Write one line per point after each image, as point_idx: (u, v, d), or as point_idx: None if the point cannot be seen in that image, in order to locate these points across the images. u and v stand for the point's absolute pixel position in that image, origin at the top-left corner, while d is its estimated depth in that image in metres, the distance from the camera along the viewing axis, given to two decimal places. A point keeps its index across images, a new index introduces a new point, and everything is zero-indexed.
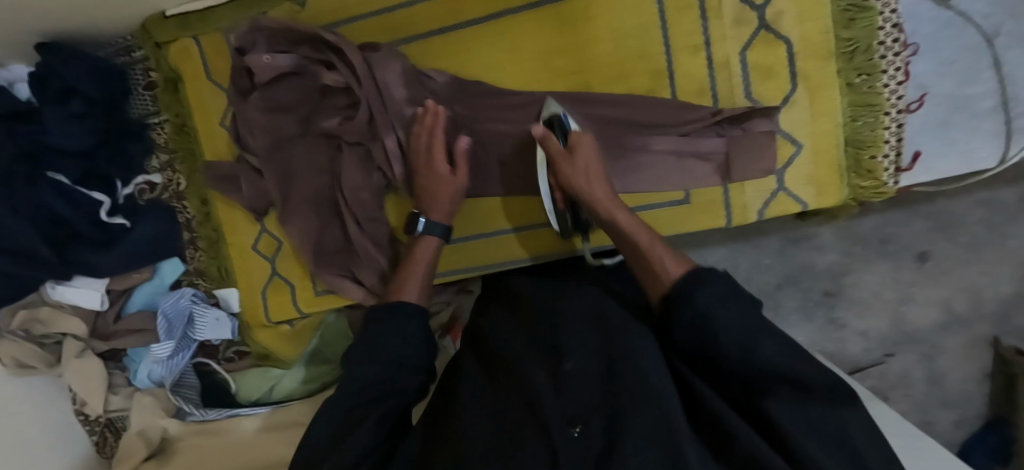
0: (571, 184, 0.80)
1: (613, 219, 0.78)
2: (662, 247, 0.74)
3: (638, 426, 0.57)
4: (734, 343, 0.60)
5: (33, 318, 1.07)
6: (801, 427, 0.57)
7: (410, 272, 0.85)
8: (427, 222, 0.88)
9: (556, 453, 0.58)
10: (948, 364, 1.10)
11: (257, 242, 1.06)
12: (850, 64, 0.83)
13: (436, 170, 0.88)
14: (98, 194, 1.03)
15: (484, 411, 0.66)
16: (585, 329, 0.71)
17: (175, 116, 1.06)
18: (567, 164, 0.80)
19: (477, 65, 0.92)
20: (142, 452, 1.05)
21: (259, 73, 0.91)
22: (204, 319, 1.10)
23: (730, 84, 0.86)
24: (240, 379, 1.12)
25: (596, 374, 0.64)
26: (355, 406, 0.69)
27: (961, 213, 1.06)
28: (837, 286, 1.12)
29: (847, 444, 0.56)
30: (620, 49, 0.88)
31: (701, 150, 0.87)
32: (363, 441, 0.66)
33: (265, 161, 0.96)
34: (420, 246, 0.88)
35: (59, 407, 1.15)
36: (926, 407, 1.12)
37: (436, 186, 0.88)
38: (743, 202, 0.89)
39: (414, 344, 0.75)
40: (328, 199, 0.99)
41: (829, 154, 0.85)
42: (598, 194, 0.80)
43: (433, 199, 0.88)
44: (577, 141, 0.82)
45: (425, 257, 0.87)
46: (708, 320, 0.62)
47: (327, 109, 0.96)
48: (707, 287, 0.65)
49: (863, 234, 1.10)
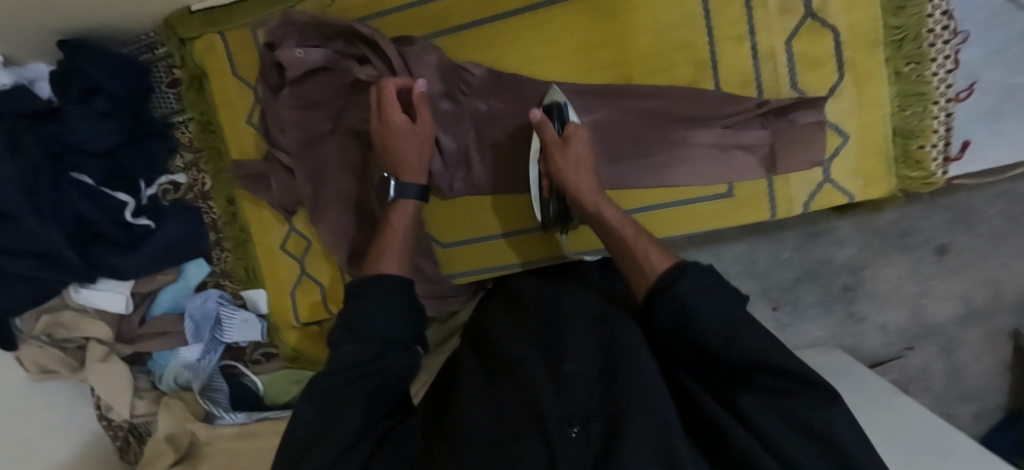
0: (564, 179, 0.81)
1: (599, 211, 0.79)
2: (648, 241, 0.74)
3: (637, 432, 0.55)
4: (717, 334, 0.62)
5: (56, 323, 1.04)
6: (784, 424, 0.58)
7: (388, 240, 0.81)
8: (398, 185, 0.84)
9: (554, 452, 0.55)
10: (968, 357, 1.09)
11: (285, 242, 1.04)
12: (899, 52, 0.82)
13: (392, 122, 0.83)
14: (122, 195, 1.01)
15: (479, 408, 0.64)
16: (585, 329, 0.70)
17: (200, 114, 1.03)
18: (561, 154, 0.81)
19: (514, 58, 0.90)
20: (172, 456, 1.04)
21: (289, 67, 0.90)
22: (232, 320, 1.07)
23: (775, 74, 0.84)
24: (269, 382, 1.10)
25: (594, 377, 0.62)
26: (342, 388, 0.66)
27: (980, 205, 1.05)
28: (856, 280, 1.10)
29: (829, 439, 0.56)
30: (662, 40, 0.86)
31: (745, 142, 0.85)
32: (353, 429, 0.64)
33: (296, 159, 0.94)
34: (394, 211, 0.84)
35: (80, 412, 1.13)
36: (946, 400, 1.11)
37: (399, 144, 0.84)
38: (788, 195, 0.87)
39: (405, 324, 0.73)
40: (357, 198, 0.95)
41: (876, 145, 0.84)
42: (586, 186, 0.81)
43: (400, 159, 0.84)
44: (573, 131, 0.82)
45: (402, 224, 0.83)
46: (690, 311, 0.63)
47: (358, 104, 0.93)
48: (690, 274, 0.65)
49: (882, 227, 1.09)
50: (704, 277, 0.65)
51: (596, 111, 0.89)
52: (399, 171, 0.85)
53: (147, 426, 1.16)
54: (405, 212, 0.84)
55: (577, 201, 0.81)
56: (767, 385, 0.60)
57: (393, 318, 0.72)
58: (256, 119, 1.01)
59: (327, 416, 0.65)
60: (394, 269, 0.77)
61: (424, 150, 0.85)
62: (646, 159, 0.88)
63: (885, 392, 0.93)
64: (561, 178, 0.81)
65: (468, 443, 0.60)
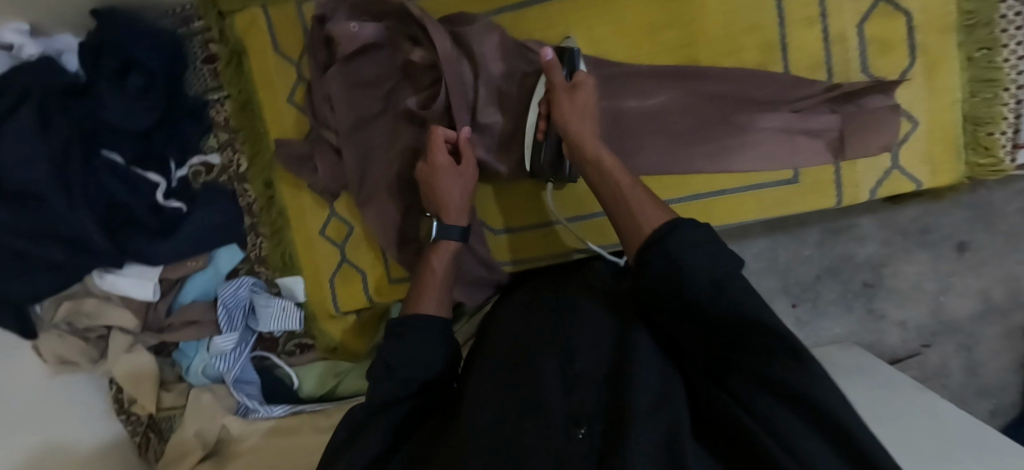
0: (565, 123, 0.76)
1: (599, 154, 0.73)
2: (643, 193, 0.68)
3: (642, 424, 0.53)
4: (721, 308, 0.56)
5: (78, 311, 0.98)
6: (791, 413, 0.52)
7: (425, 282, 0.77)
8: (440, 227, 0.80)
9: (558, 452, 0.53)
10: (986, 354, 1.08)
11: (325, 227, 1.00)
12: (971, 38, 0.81)
13: (436, 163, 0.81)
14: (153, 175, 0.96)
15: (478, 403, 0.61)
16: (598, 324, 0.67)
17: (238, 92, 0.99)
18: (567, 96, 0.76)
19: (577, 37, 0.88)
20: (199, 453, 0.98)
21: (342, 43, 0.86)
22: (268, 308, 1.03)
23: (846, 58, 0.83)
24: (303, 374, 1.07)
25: (603, 381, 0.60)
26: (370, 413, 0.66)
27: (999, 202, 1.03)
28: (877, 277, 1.09)
29: (835, 425, 0.49)
30: (730, 21, 0.84)
31: (813, 127, 0.82)
32: (373, 446, 0.62)
33: (345, 140, 0.90)
34: (435, 252, 0.80)
35: (94, 408, 1.06)
36: (962, 397, 1.09)
37: (443, 187, 0.81)
38: (855, 181, 0.86)
39: (437, 362, 0.69)
40: (405, 182, 0.90)
41: (946, 132, 0.83)
42: (580, 129, 0.75)
43: (446, 201, 0.81)
44: (581, 79, 0.78)
45: (441, 267, 0.79)
46: (682, 271, 0.58)
47: (411, 84, 0.89)
48: (683, 231, 0.60)
49: (903, 223, 1.08)
50: (695, 236, 0.59)
51: (659, 93, 0.85)
52: (441, 211, 0.81)
53: (169, 422, 1.10)
54: (444, 253, 0.80)
55: (575, 146, 0.75)
56: (768, 365, 0.53)
57: (425, 352, 0.68)
58: (297, 97, 0.97)
59: (349, 438, 0.64)
60: (434, 308, 0.73)
61: (467, 193, 0.83)
62: (713, 144, 0.84)
63: (912, 388, 0.92)
64: (560, 120, 0.76)
65: (466, 440, 0.57)
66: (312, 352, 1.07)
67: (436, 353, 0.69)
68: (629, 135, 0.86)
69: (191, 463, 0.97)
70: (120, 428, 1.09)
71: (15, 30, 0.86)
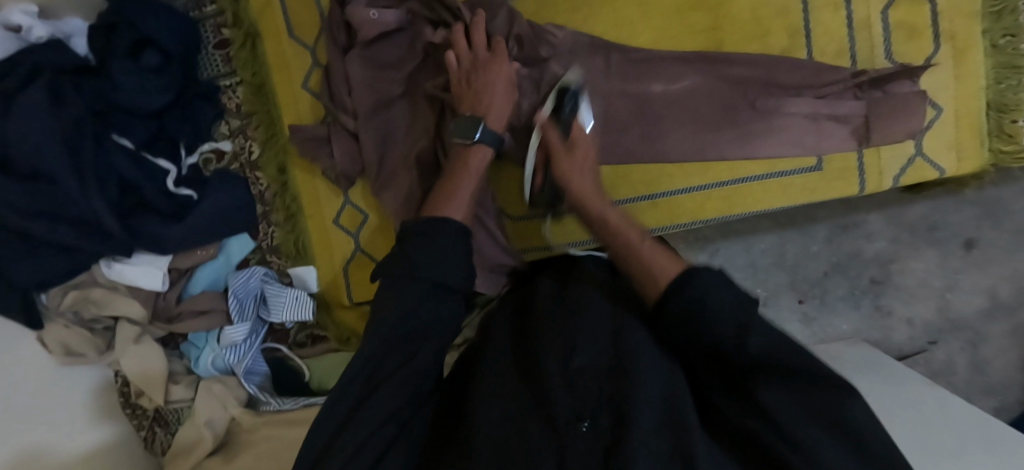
0: (567, 182, 0.77)
1: (604, 213, 0.75)
2: (654, 249, 0.68)
3: (648, 428, 0.51)
4: (727, 326, 0.55)
5: (85, 299, 0.96)
6: (809, 419, 0.51)
7: (460, 184, 0.73)
8: (485, 130, 0.77)
9: (565, 449, 0.51)
10: (992, 351, 1.08)
11: (339, 215, 0.99)
12: (997, 24, 0.83)
13: (497, 67, 0.80)
14: (164, 162, 0.94)
15: (484, 400, 0.60)
16: (597, 327, 0.64)
17: (252, 76, 0.98)
18: (566, 156, 0.78)
19: (603, 23, 0.88)
20: (208, 445, 0.96)
21: (362, 29, 0.86)
22: (281, 299, 1.01)
23: (870, 44, 0.84)
24: (314, 365, 1.05)
25: (604, 374, 0.58)
26: (369, 378, 0.59)
27: (1009, 200, 1.02)
28: (885, 274, 1.08)
29: (854, 435, 0.49)
30: (758, 7, 0.85)
31: (839, 113, 0.82)
32: (383, 408, 0.57)
33: (363, 123, 0.89)
34: (472, 154, 0.77)
35: (76, 414, 0.97)
36: (969, 395, 1.09)
37: (497, 93, 0.79)
38: (880, 168, 0.86)
39: (458, 276, 0.63)
40: (424, 162, 0.88)
41: (971, 118, 0.85)
42: (585, 187, 0.77)
43: (492, 107, 0.79)
44: (578, 134, 0.79)
45: (478, 169, 0.76)
46: (702, 308, 0.57)
47: (430, 68, 0.89)
48: (702, 277, 0.58)
49: (911, 220, 1.06)
50: (713, 279, 0.58)
51: (682, 78, 0.85)
52: (485, 117, 0.78)
53: (176, 414, 1.07)
54: (480, 157, 0.77)
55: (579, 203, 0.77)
56: (786, 375, 0.53)
57: (442, 263, 0.63)
58: (312, 82, 0.96)
59: (355, 409, 0.57)
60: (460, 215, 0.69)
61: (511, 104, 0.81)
62: (739, 129, 0.84)
63: (920, 384, 0.90)
64: (562, 178, 0.78)
65: (476, 444, 0.54)
66: (324, 343, 1.07)
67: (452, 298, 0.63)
68: (652, 120, 0.86)
69: (201, 455, 0.96)
70: (111, 431, 1.02)
71: (24, 12, 0.81)
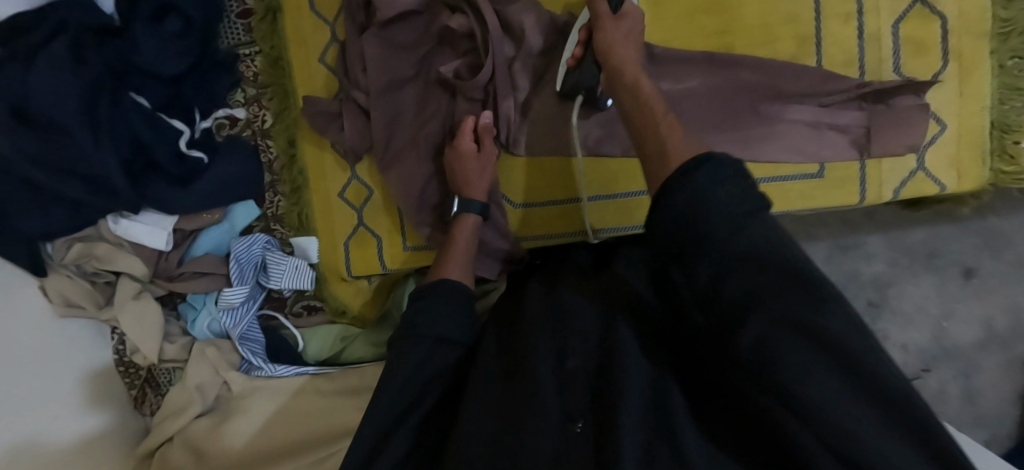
0: (608, 48, 0.75)
1: (639, 82, 0.71)
2: (675, 120, 0.66)
3: (633, 431, 0.53)
4: (722, 230, 0.53)
5: (89, 254, 0.97)
6: (814, 355, 0.47)
7: (452, 250, 0.84)
8: (463, 200, 0.88)
9: (560, 451, 0.55)
10: (984, 383, 1.08)
11: (344, 190, 1.01)
12: (1004, 45, 0.85)
13: (461, 148, 0.86)
14: (178, 122, 0.96)
15: (477, 403, 0.62)
16: (587, 323, 0.67)
17: (271, 49, 1.00)
18: (613, 27, 0.76)
19: None
20: (197, 407, 0.97)
21: (382, 9, 0.87)
22: (281, 267, 1.03)
23: (879, 57, 0.86)
24: (308, 336, 1.08)
25: (593, 372, 0.61)
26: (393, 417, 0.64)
27: (1006, 229, 1.04)
28: (881, 297, 1.08)
29: (856, 365, 0.46)
30: (772, 12, 0.87)
31: (839, 122, 0.84)
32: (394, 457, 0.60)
33: (377, 101, 0.90)
34: (460, 224, 0.87)
35: (66, 393, 0.91)
36: (959, 425, 1.09)
37: (472, 168, 0.87)
38: (880, 180, 0.88)
39: (461, 327, 0.73)
40: (435, 145, 0.92)
41: (973, 136, 0.87)
42: (626, 57, 0.74)
43: (469, 182, 0.88)
44: (627, 10, 0.78)
45: (466, 237, 0.86)
46: (700, 210, 0.54)
47: (446, 53, 0.91)
48: (709, 168, 0.56)
49: (910, 245, 1.07)
50: (721, 170, 0.55)
51: (690, 77, 0.86)
52: (464, 190, 0.88)
53: (168, 376, 1.07)
54: (466, 226, 0.87)
55: (620, 72, 0.73)
56: (773, 301, 0.49)
57: (448, 319, 0.72)
58: (329, 58, 0.99)
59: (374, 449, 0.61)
60: (456, 274, 0.80)
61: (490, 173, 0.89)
62: (741, 132, 0.85)
63: None
64: (603, 48, 0.75)
65: (467, 436, 0.59)
66: (320, 316, 1.09)
67: (460, 322, 0.73)
68: None
69: (188, 418, 0.97)
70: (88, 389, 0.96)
71: None
